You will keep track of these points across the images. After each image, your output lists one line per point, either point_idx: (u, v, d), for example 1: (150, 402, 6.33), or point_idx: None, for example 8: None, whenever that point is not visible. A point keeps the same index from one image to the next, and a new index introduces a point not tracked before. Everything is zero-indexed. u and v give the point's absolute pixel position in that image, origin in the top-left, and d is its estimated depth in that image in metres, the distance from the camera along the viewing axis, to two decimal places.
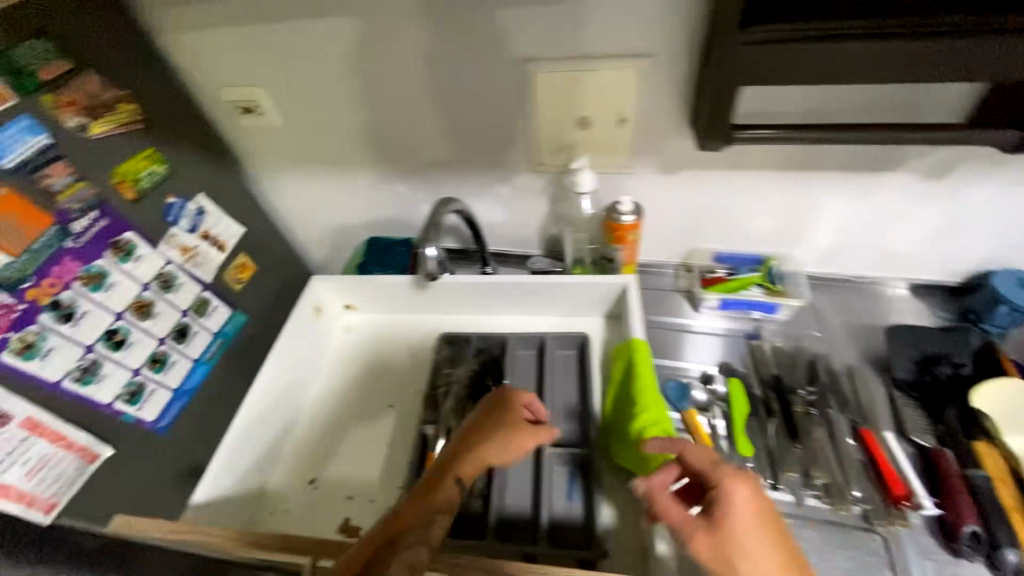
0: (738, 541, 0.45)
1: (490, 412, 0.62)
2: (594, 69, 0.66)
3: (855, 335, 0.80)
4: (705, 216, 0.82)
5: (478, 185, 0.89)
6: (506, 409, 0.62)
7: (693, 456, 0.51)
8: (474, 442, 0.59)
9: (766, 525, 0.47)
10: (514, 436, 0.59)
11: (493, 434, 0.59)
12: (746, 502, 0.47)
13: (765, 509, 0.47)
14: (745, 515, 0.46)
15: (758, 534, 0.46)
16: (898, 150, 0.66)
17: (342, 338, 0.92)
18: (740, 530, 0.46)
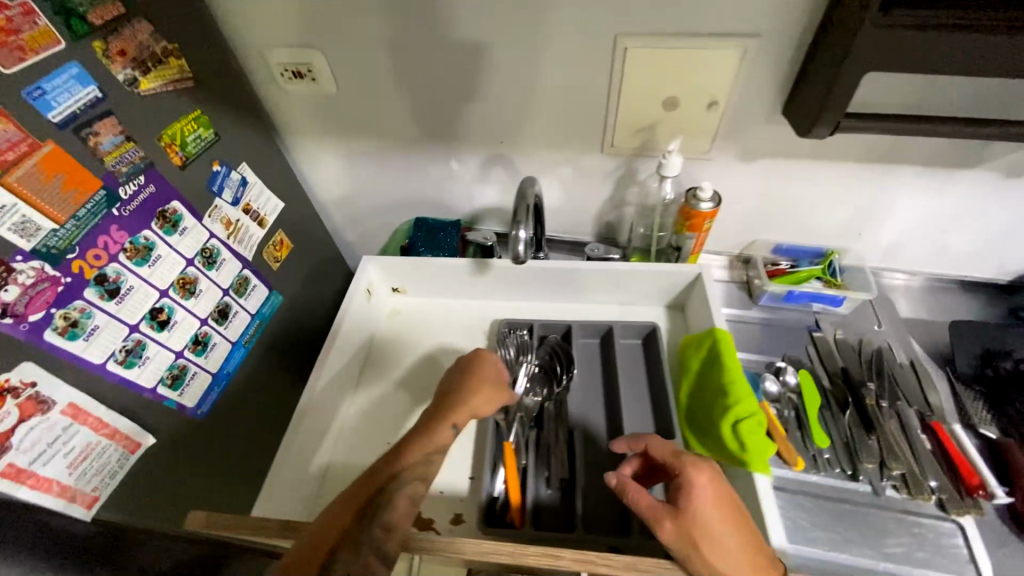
0: (697, 525, 0.47)
1: (465, 365, 0.62)
2: (692, 49, 0.64)
3: (913, 329, 0.82)
4: (774, 206, 0.81)
5: (540, 166, 0.85)
6: (474, 363, 0.62)
7: (657, 449, 0.54)
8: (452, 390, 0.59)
9: (723, 508, 0.48)
10: (491, 391, 0.60)
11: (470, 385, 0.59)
12: (706, 490, 0.49)
13: (724, 493, 0.49)
14: (704, 497, 0.48)
15: (718, 516, 0.48)
16: (984, 147, 0.66)
17: (390, 323, 0.88)
18: (700, 514, 0.47)
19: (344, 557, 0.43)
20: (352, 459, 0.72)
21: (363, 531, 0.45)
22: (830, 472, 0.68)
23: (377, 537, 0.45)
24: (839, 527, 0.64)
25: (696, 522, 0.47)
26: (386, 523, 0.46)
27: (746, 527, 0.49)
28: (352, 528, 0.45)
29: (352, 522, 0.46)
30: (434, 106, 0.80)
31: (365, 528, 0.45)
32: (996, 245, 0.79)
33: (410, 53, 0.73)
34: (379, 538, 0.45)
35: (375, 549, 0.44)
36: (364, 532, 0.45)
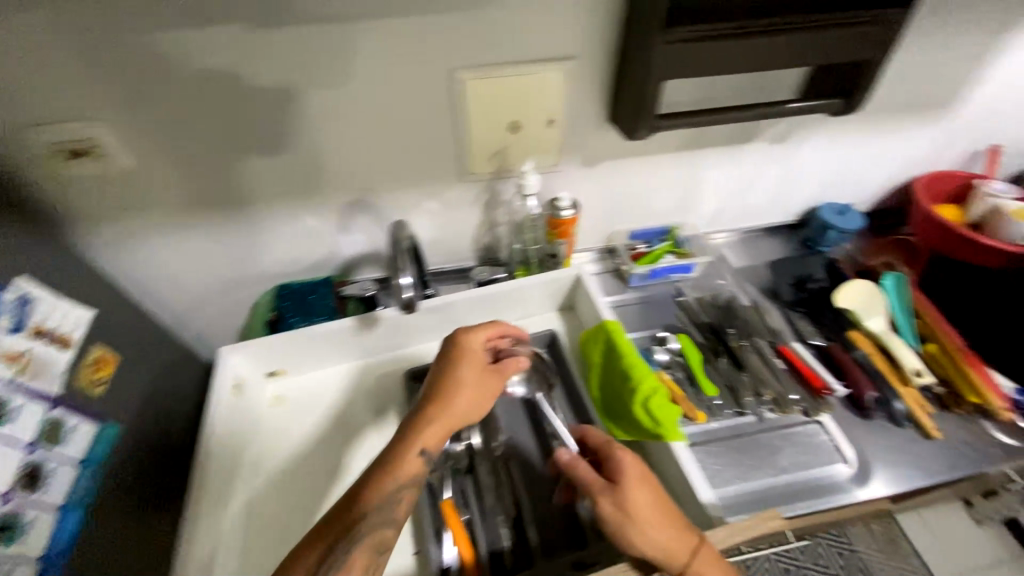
0: (627, 498, 0.54)
1: (442, 364, 0.65)
2: (518, 73, 0.67)
3: (746, 275, 0.98)
4: (622, 201, 0.91)
5: (404, 206, 0.83)
6: (458, 363, 0.64)
7: (594, 437, 0.62)
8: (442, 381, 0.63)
9: (647, 485, 0.55)
10: (479, 384, 0.63)
11: (452, 387, 0.62)
12: (632, 465, 0.57)
13: (642, 474, 0.56)
14: (628, 472, 0.56)
15: (641, 489, 0.55)
16: (757, 124, 0.83)
17: (279, 411, 0.77)
18: (629, 487, 0.55)
19: None
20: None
21: None
22: (724, 414, 0.77)
23: None
24: (743, 461, 0.73)
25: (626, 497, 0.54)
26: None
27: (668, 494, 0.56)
28: None
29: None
30: (270, 162, 0.72)
31: None
32: (783, 195, 0.99)
33: (223, 108, 0.65)
34: None
35: None
36: None
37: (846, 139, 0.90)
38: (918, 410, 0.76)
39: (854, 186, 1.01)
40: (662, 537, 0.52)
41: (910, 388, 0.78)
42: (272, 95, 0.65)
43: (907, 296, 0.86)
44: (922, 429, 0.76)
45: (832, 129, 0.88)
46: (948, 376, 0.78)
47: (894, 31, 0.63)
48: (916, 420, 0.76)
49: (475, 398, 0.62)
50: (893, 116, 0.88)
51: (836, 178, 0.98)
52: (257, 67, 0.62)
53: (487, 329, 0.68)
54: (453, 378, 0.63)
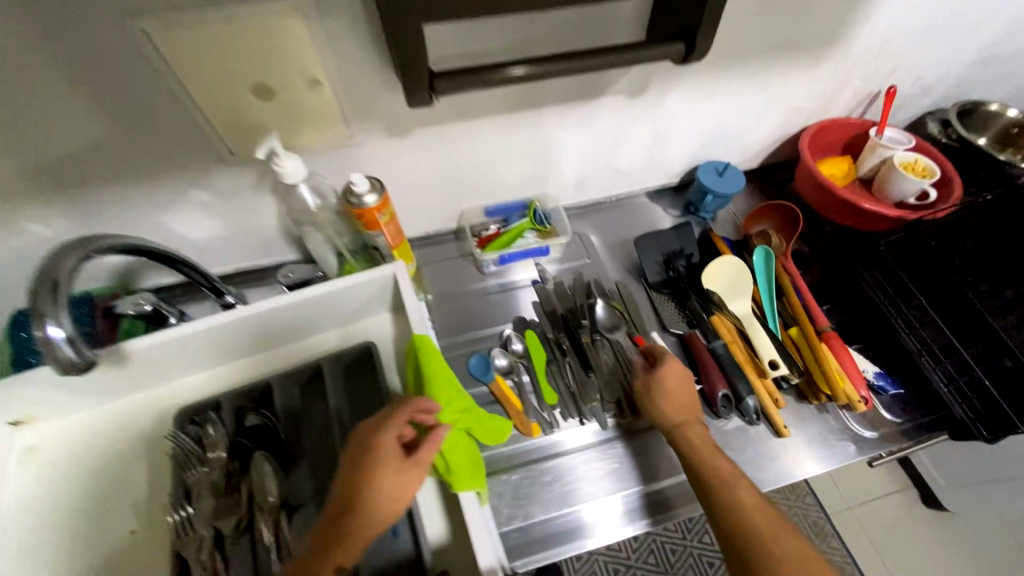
0: (665, 378, 0.65)
1: (357, 462, 0.50)
2: (235, 18, 0.48)
3: (616, 252, 0.87)
4: (461, 175, 0.75)
5: (162, 199, 0.64)
6: (376, 460, 0.50)
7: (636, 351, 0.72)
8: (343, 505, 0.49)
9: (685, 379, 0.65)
10: (399, 484, 0.50)
11: (371, 495, 0.48)
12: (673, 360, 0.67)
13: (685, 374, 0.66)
14: (671, 372, 0.65)
15: (681, 385, 0.65)
16: (603, 77, 0.67)
17: (25, 471, 0.63)
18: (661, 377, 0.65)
19: None
20: None
21: None
22: (564, 423, 0.69)
23: None
24: (573, 477, 0.66)
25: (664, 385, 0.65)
26: None
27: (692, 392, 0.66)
28: None
29: None
30: None
31: None
32: (656, 156, 0.85)
33: None
34: None
35: None
36: None
37: (720, 88, 0.76)
38: (770, 405, 0.69)
39: (737, 140, 0.88)
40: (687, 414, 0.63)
41: (765, 380, 0.71)
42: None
43: (773, 276, 0.78)
44: (773, 426, 0.69)
45: (700, 78, 0.73)
46: (806, 365, 0.72)
47: None
48: (767, 415, 0.70)
49: (396, 502, 0.49)
50: (771, 58, 0.73)
51: (715, 133, 0.85)
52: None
53: (404, 414, 0.53)
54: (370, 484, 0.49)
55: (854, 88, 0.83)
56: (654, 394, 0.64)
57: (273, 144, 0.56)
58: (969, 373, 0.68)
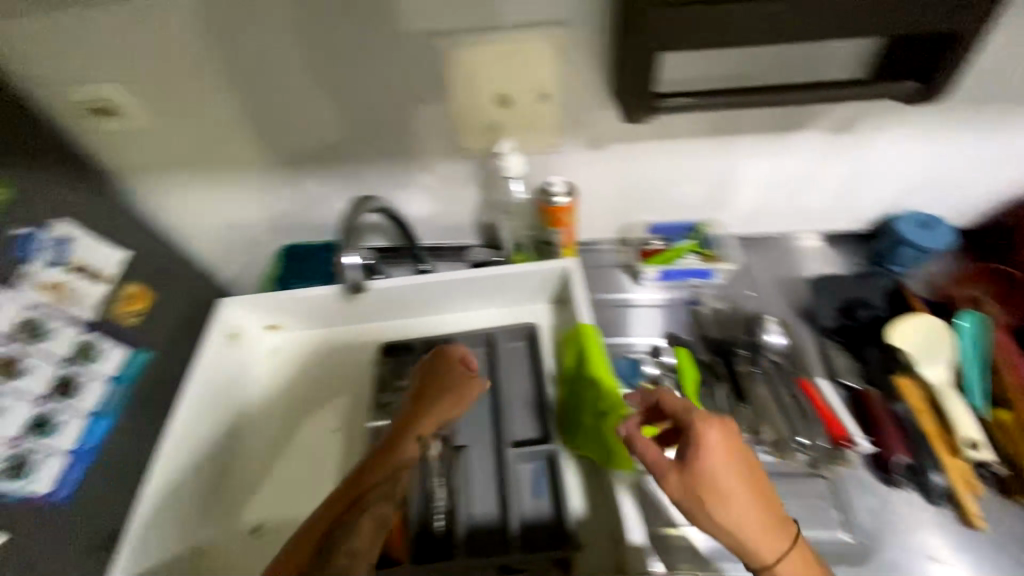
0: (696, 472, 0.49)
1: (427, 376, 0.67)
2: (505, 42, 0.61)
3: (785, 291, 0.83)
4: (639, 191, 0.81)
5: (401, 178, 0.82)
6: (443, 372, 0.67)
7: (670, 402, 0.55)
8: (401, 438, 0.61)
9: (733, 463, 0.50)
10: (457, 392, 0.65)
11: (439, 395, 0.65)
12: (718, 442, 0.50)
13: (735, 447, 0.51)
14: (714, 461, 0.50)
15: (733, 470, 0.50)
16: (811, 111, 0.67)
17: (270, 364, 0.82)
18: (704, 472, 0.49)
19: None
20: (224, 517, 0.69)
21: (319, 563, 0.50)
22: None
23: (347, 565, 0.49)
24: None
25: (708, 484, 0.49)
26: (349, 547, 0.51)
27: (761, 483, 0.51)
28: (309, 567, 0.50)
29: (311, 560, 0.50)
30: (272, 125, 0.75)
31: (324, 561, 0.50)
32: (849, 200, 0.81)
33: (229, 74, 0.69)
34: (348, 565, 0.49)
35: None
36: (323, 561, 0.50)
37: (944, 133, 0.71)
38: (962, 488, 0.63)
39: (954, 194, 0.79)
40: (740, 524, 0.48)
41: (959, 459, 0.64)
42: (269, 58, 0.67)
43: (986, 344, 0.70)
44: (965, 515, 0.63)
45: (922, 119, 0.69)
46: (1016, 455, 0.63)
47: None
48: (955, 498, 0.63)
49: (450, 402, 0.64)
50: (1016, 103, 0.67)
51: (926, 183, 0.78)
52: (259, 30, 0.64)
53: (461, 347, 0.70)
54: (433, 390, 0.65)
55: None
56: (699, 490, 0.49)
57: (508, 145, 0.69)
58: None
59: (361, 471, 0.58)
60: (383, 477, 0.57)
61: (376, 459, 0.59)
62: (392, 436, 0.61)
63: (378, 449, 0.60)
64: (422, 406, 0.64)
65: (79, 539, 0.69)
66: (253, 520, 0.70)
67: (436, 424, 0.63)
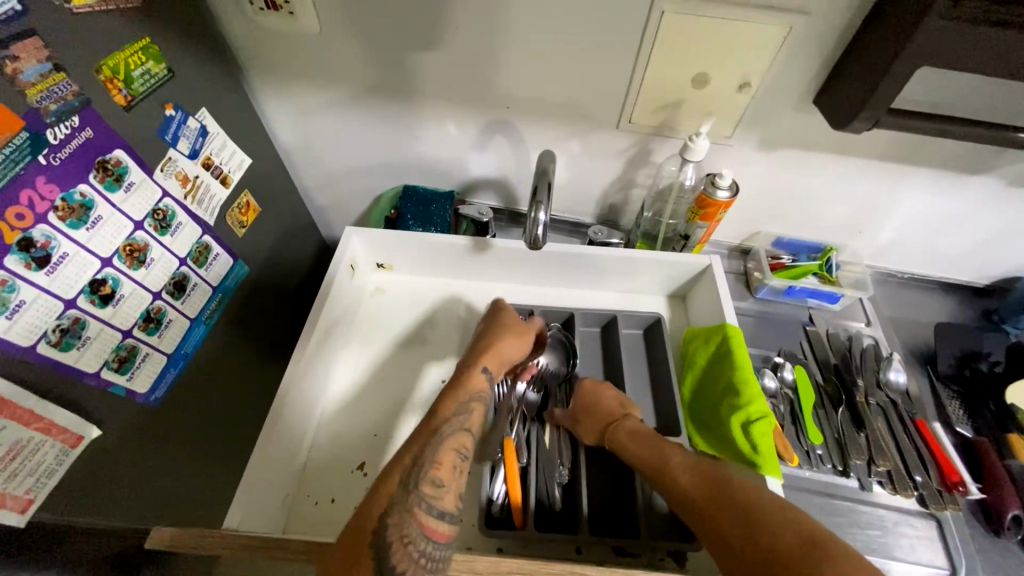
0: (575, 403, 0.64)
1: (490, 317, 0.69)
2: (730, 20, 0.58)
3: (899, 329, 0.83)
4: (784, 202, 0.79)
5: (548, 139, 0.78)
6: (502, 317, 0.68)
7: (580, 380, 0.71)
8: (468, 371, 0.60)
9: (598, 392, 0.64)
10: (519, 339, 0.65)
11: (506, 336, 0.65)
12: (588, 385, 0.65)
13: (602, 388, 0.65)
14: (580, 390, 0.65)
15: (598, 400, 0.63)
16: (996, 157, 0.66)
17: (375, 303, 0.79)
18: (578, 401, 0.64)
19: (396, 517, 0.47)
20: (333, 447, 0.67)
21: (410, 492, 0.48)
22: (821, 467, 0.69)
23: (427, 494, 0.49)
24: (825, 514, 0.66)
25: (579, 405, 0.64)
26: (432, 480, 0.50)
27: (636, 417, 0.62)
28: (400, 490, 0.48)
29: (399, 486, 0.49)
30: (444, 56, 0.70)
31: (412, 489, 0.49)
32: (982, 252, 0.81)
33: None
34: (428, 495, 0.49)
35: (424, 505, 0.48)
36: (411, 493, 0.48)
37: None
38: None
39: None
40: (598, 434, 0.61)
41: None
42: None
43: None
44: None
45: None
46: None
47: None
48: None
49: (516, 343, 0.65)
50: None
51: None
52: None
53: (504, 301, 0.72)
54: (499, 333, 0.65)
55: None
56: (575, 415, 0.64)
57: (705, 129, 0.64)
58: None
59: (433, 406, 0.56)
60: (455, 410, 0.56)
61: (451, 397, 0.57)
62: (458, 370, 0.61)
63: (447, 384, 0.59)
64: (485, 343, 0.64)
65: (178, 445, 0.66)
66: (358, 463, 0.66)
67: (502, 361, 0.63)
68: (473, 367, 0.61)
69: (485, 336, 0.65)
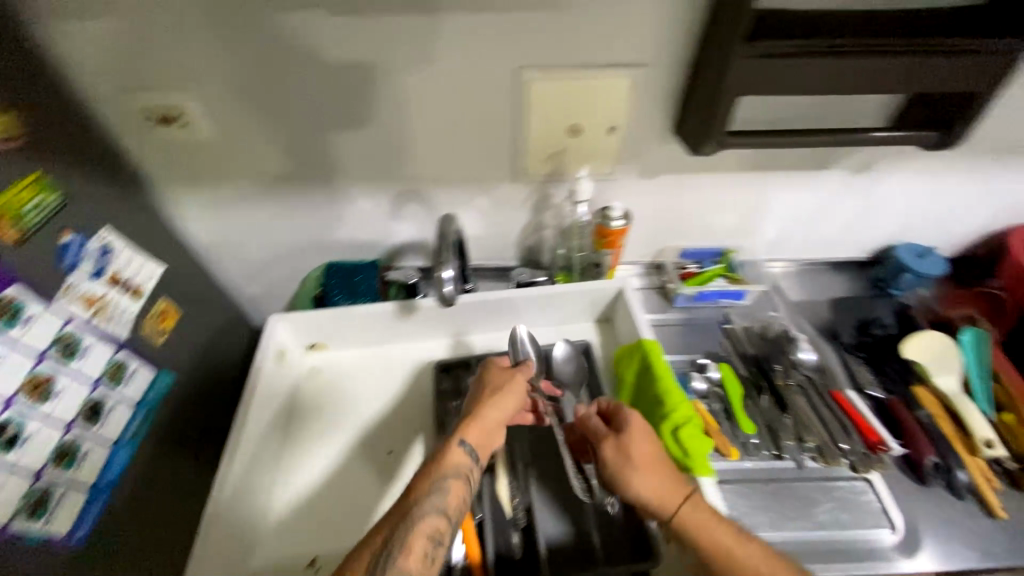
0: (628, 446, 0.57)
1: (479, 376, 0.66)
2: (583, 78, 0.66)
3: (803, 311, 0.92)
4: (679, 218, 0.87)
5: (456, 199, 0.83)
6: (490, 375, 0.65)
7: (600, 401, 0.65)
8: (449, 443, 0.58)
9: (647, 440, 0.58)
10: (504, 396, 0.62)
11: (491, 397, 0.62)
12: (640, 426, 0.59)
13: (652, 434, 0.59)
14: (635, 429, 0.59)
15: (651, 450, 0.58)
16: (833, 153, 0.78)
17: (312, 384, 0.79)
18: (630, 443, 0.58)
19: None
20: (281, 546, 0.65)
21: None
22: (759, 455, 0.73)
23: None
24: (773, 500, 0.70)
25: (632, 447, 0.58)
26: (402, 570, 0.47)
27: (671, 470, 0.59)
28: None
29: None
30: (341, 141, 0.75)
31: None
32: (856, 232, 0.91)
33: (306, 91, 0.69)
34: None
35: None
36: None
37: (932, 177, 0.83)
38: (982, 483, 0.70)
39: (941, 230, 0.91)
40: (645, 488, 0.56)
41: (979, 458, 0.71)
42: (358, 78, 0.67)
43: (987, 355, 0.79)
44: (987, 506, 0.69)
45: (920, 166, 0.80)
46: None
47: (1012, 64, 0.57)
48: (978, 493, 0.70)
49: (501, 403, 0.61)
50: (998, 156, 0.80)
51: (922, 220, 0.89)
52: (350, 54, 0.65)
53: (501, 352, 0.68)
54: (487, 394, 0.62)
55: None
56: (621, 458, 0.57)
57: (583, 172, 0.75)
58: None
59: (408, 485, 0.55)
60: (430, 487, 0.54)
61: (427, 474, 0.55)
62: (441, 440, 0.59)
63: (426, 459, 0.57)
64: (470, 409, 0.61)
65: None
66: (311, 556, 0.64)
67: (486, 428, 0.59)
68: (455, 437, 0.58)
69: (469, 399, 0.63)
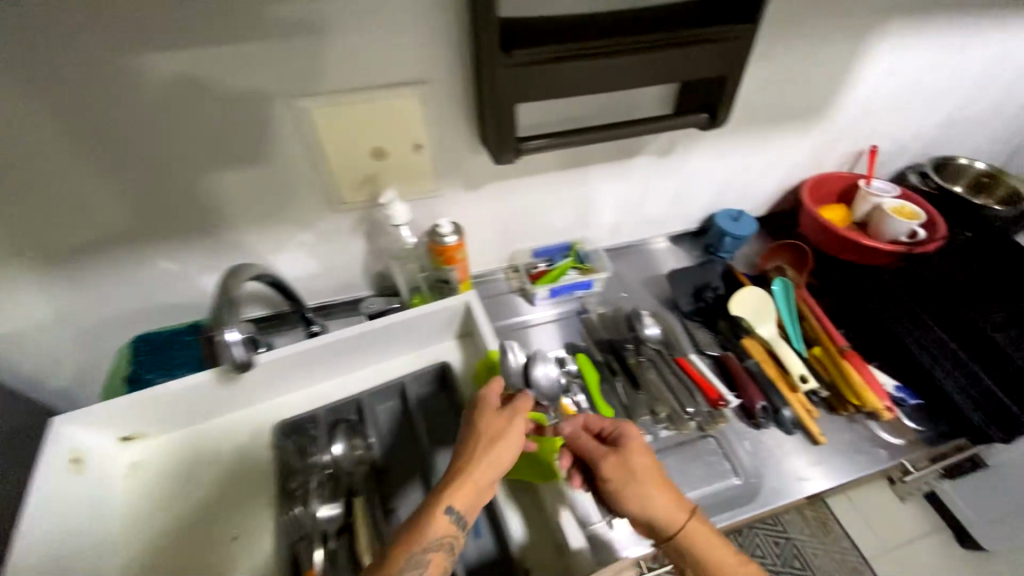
0: (631, 460, 0.59)
1: (473, 416, 0.61)
2: (368, 100, 0.64)
3: (649, 287, 0.98)
4: (517, 221, 0.88)
5: (275, 240, 0.76)
6: (487, 416, 0.61)
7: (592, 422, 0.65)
8: (433, 507, 0.54)
9: (649, 457, 0.61)
10: (499, 444, 0.58)
11: (485, 448, 0.58)
12: (639, 443, 0.61)
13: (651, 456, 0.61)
14: (635, 445, 0.61)
15: (649, 466, 0.60)
16: (637, 141, 0.83)
17: (134, 483, 0.69)
18: (634, 458, 0.60)
19: None
20: None
21: None
22: None
23: None
24: None
25: (635, 463, 0.59)
26: None
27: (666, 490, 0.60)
28: None
29: None
30: (110, 203, 0.65)
31: None
32: (680, 206, 0.99)
33: (41, 155, 0.58)
34: None
35: None
36: None
37: (728, 150, 0.91)
38: (804, 416, 0.79)
39: (748, 193, 1.02)
40: (648, 502, 0.58)
41: (798, 394, 0.81)
42: (104, 131, 0.58)
43: (793, 300, 0.90)
44: (809, 434, 0.78)
45: (715, 142, 0.88)
46: (834, 380, 0.82)
47: (745, 50, 0.64)
48: (802, 425, 0.79)
49: (497, 453, 0.57)
50: (773, 124, 0.89)
51: (731, 187, 0.99)
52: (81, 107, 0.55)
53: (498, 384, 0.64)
54: (481, 444, 0.58)
55: (843, 149, 0.99)
56: (625, 474, 0.59)
57: (392, 196, 0.72)
58: (976, 383, 0.75)
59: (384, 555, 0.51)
60: (407, 561, 0.51)
61: (403, 548, 0.51)
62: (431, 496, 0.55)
63: (410, 519, 0.54)
64: (461, 463, 0.57)
65: None
66: None
67: (472, 489, 0.55)
68: (439, 501, 0.54)
69: (466, 446, 0.58)
